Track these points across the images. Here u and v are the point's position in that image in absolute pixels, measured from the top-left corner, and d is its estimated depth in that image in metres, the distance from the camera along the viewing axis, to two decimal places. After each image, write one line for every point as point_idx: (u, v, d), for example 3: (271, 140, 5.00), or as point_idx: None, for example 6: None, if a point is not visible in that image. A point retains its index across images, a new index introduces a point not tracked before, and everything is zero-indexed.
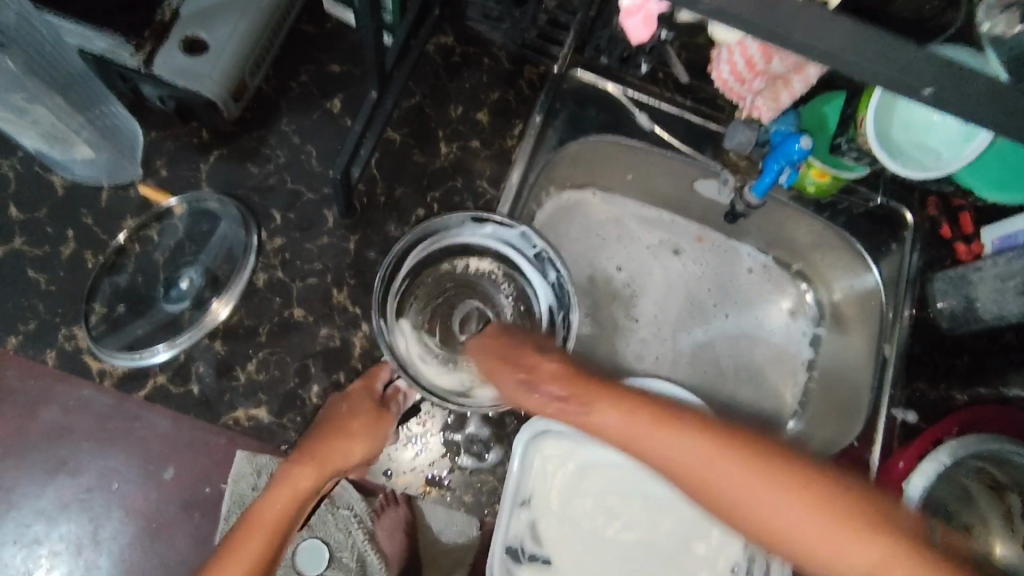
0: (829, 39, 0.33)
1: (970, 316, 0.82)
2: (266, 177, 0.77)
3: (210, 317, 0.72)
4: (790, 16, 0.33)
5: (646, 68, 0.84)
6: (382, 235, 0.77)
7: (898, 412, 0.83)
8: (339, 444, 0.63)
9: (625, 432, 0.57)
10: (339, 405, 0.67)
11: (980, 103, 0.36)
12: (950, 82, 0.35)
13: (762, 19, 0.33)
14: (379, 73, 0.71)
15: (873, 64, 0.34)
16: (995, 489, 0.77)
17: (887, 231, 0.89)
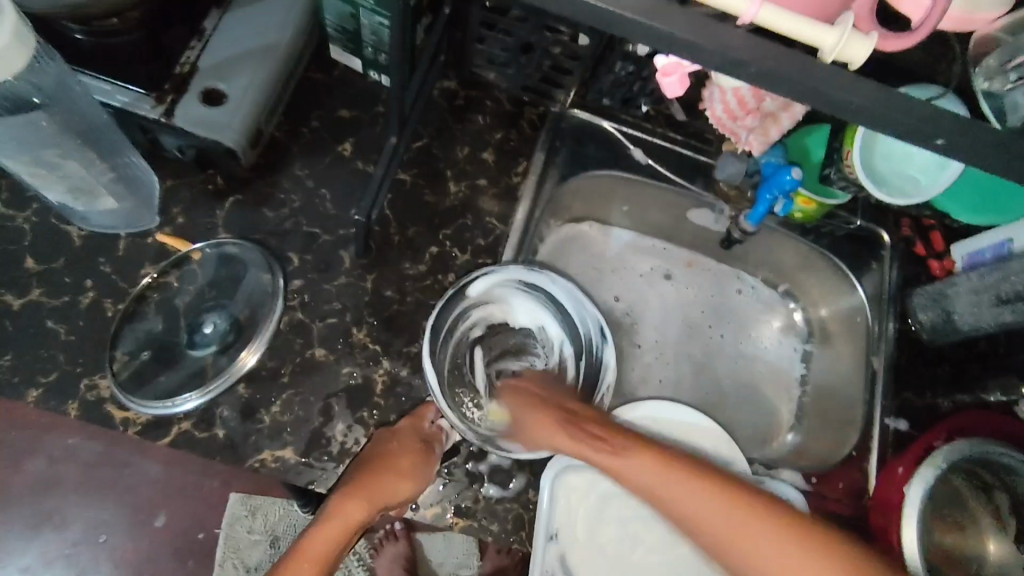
0: (857, 97, 0.39)
1: (948, 327, 0.89)
2: (281, 221, 0.79)
3: (238, 364, 0.73)
4: (825, 81, 0.39)
5: (643, 108, 0.90)
6: (397, 273, 0.80)
7: (890, 421, 0.88)
8: (387, 481, 0.67)
9: (615, 450, 0.66)
10: (387, 443, 0.70)
11: (976, 145, 0.41)
12: (956, 132, 0.41)
13: (801, 83, 0.39)
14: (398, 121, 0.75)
15: (890, 116, 0.40)
16: (983, 489, 0.83)
17: (866, 252, 0.95)
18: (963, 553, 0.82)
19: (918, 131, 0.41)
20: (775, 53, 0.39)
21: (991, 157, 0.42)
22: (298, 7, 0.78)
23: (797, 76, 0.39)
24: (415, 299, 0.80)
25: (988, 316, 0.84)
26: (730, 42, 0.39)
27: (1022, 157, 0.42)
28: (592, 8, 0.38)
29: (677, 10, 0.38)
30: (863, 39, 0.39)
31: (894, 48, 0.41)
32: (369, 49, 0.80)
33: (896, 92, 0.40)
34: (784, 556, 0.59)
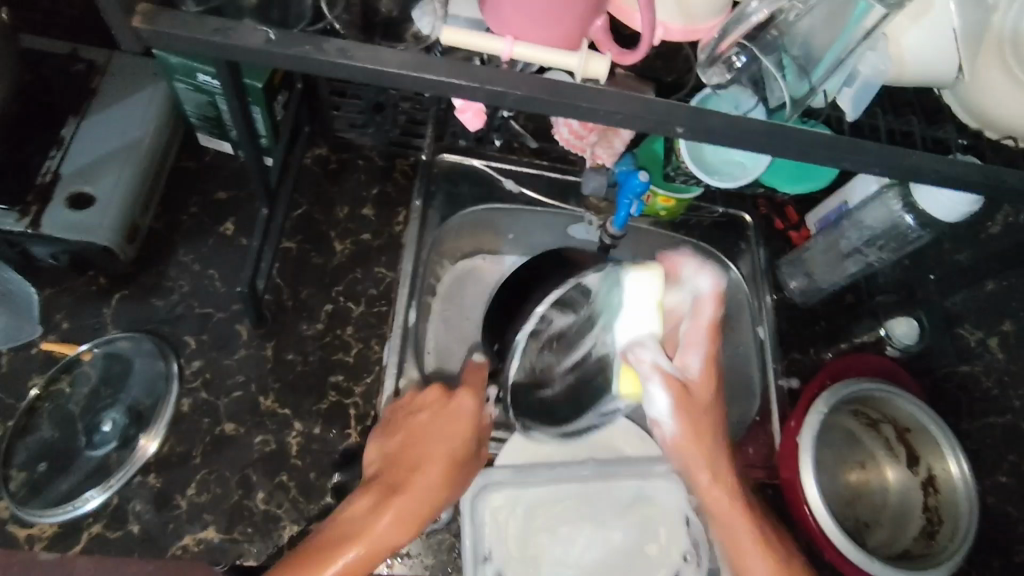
0: (605, 104, 0.47)
1: (815, 288, 0.99)
2: (172, 308, 0.80)
3: (139, 452, 0.73)
4: (576, 92, 0.47)
5: (499, 142, 0.97)
6: (296, 336, 0.83)
7: (783, 381, 0.96)
8: (430, 496, 0.67)
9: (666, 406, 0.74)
10: (443, 448, 0.70)
11: (720, 127, 0.50)
12: (694, 120, 0.49)
13: (556, 97, 0.46)
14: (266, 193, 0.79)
15: (637, 114, 0.48)
16: (872, 425, 0.91)
17: (733, 236, 1.05)
18: (867, 489, 0.89)
19: (659, 125, 0.49)
20: (528, 82, 0.46)
21: (731, 136, 0.50)
22: (156, 103, 0.81)
23: (554, 95, 0.46)
24: (317, 357, 0.82)
25: (839, 271, 0.96)
26: (494, 79, 0.46)
27: (757, 135, 0.50)
28: (382, 70, 0.45)
29: (442, 64, 0.46)
30: (599, 56, 0.49)
31: (633, 62, 0.49)
32: (232, 131, 0.84)
33: (636, 96, 0.48)
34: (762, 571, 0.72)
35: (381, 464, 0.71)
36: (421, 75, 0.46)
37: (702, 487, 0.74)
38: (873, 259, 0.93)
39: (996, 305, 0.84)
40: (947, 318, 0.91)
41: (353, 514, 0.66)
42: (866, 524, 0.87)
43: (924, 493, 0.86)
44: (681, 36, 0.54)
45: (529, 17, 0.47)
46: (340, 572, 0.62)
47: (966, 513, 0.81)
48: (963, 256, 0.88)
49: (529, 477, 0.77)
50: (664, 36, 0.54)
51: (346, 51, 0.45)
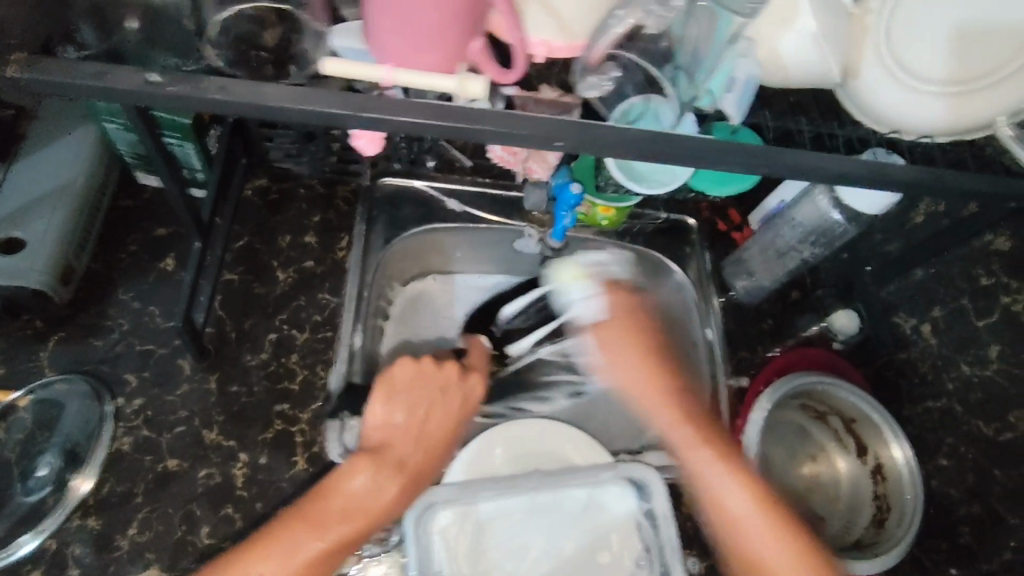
0: (469, 126, 0.49)
1: (758, 288, 1.01)
2: (111, 346, 0.80)
3: (72, 492, 0.73)
4: (436, 119, 0.49)
5: (432, 163, 0.98)
6: (239, 367, 0.83)
7: (732, 381, 0.98)
8: (427, 468, 0.72)
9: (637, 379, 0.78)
10: (430, 423, 0.74)
11: (600, 140, 0.51)
12: (572, 134, 0.50)
13: (439, 120, 0.49)
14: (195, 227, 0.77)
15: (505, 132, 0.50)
16: (819, 417, 0.92)
17: (678, 240, 1.06)
18: (818, 480, 0.90)
19: (541, 137, 0.50)
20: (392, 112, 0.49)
21: (616, 149, 0.51)
22: (87, 145, 0.81)
23: (419, 121, 0.49)
24: (261, 387, 0.82)
25: (778, 268, 0.98)
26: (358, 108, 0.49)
27: (643, 145, 0.52)
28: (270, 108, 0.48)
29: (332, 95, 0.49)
30: (474, 78, 0.49)
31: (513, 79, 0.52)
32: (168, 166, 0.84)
33: (519, 115, 0.50)
34: (734, 495, 0.71)
35: (383, 436, 0.72)
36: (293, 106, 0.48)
37: (688, 456, 0.74)
38: (808, 254, 0.94)
39: (925, 293, 0.86)
40: (884, 308, 0.93)
41: (339, 492, 0.67)
42: (821, 516, 0.88)
43: (872, 481, 0.87)
44: (566, 53, 0.56)
45: (406, 43, 0.48)
46: (330, 549, 0.64)
47: (911, 501, 0.81)
48: (892, 247, 0.92)
49: (478, 493, 0.77)
50: (549, 54, 0.56)
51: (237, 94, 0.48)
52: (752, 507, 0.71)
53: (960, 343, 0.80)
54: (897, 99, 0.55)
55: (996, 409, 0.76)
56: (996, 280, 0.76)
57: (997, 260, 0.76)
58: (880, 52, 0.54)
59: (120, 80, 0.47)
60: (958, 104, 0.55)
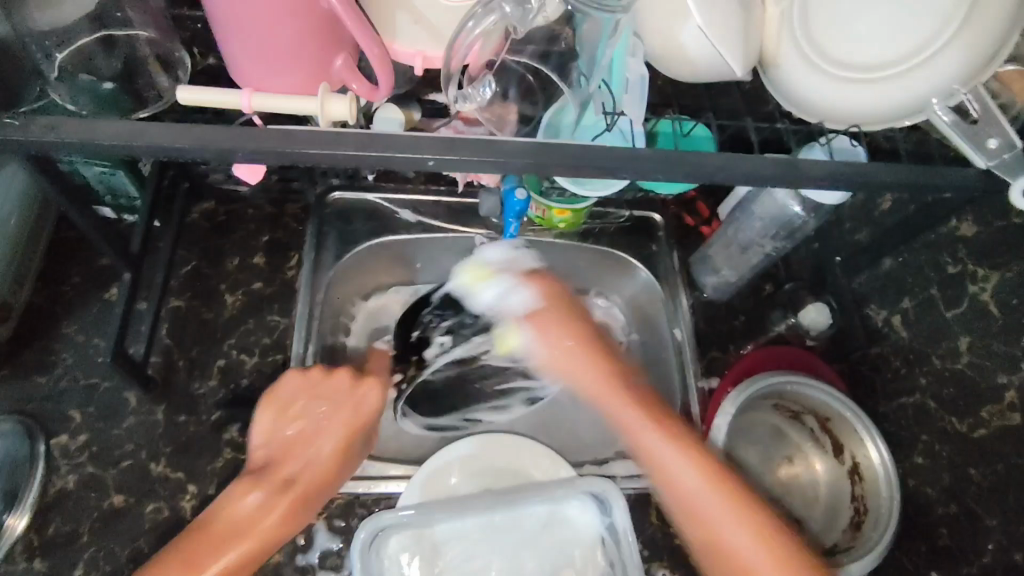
0: (340, 148, 0.45)
1: (728, 283, 0.97)
2: (56, 383, 0.79)
3: (7, 533, 0.72)
4: (303, 140, 0.45)
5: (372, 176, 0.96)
6: (187, 396, 0.81)
7: (704, 383, 0.94)
8: (320, 483, 0.70)
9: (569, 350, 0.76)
10: (319, 441, 0.71)
11: (483, 155, 0.46)
12: (448, 150, 0.46)
13: (282, 147, 0.45)
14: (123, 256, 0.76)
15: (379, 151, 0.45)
16: (796, 417, 0.88)
17: (644, 237, 1.03)
18: (798, 484, 0.86)
19: (415, 156, 0.45)
20: (255, 137, 0.45)
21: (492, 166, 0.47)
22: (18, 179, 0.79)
23: (283, 146, 0.45)
24: (210, 416, 0.81)
25: (743, 263, 0.94)
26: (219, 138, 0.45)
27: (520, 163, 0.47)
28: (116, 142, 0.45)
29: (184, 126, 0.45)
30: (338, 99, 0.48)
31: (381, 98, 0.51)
32: (108, 195, 0.83)
33: (378, 135, 0.46)
34: (685, 471, 0.68)
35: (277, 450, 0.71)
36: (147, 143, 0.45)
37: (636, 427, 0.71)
38: (770, 249, 0.91)
39: None
40: (856, 300, 0.89)
41: (228, 515, 0.66)
42: (798, 521, 0.84)
43: (851, 482, 0.83)
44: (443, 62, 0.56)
45: (263, 68, 0.49)
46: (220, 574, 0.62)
47: (889, 503, 0.77)
48: (862, 235, 0.88)
49: (431, 516, 0.75)
50: (427, 64, 0.56)
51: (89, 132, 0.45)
52: (700, 477, 0.68)
53: None
54: (811, 85, 0.53)
55: None
56: (963, 266, 0.76)
57: None
58: (797, 40, 0.52)
59: None
60: (882, 91, 0.52)
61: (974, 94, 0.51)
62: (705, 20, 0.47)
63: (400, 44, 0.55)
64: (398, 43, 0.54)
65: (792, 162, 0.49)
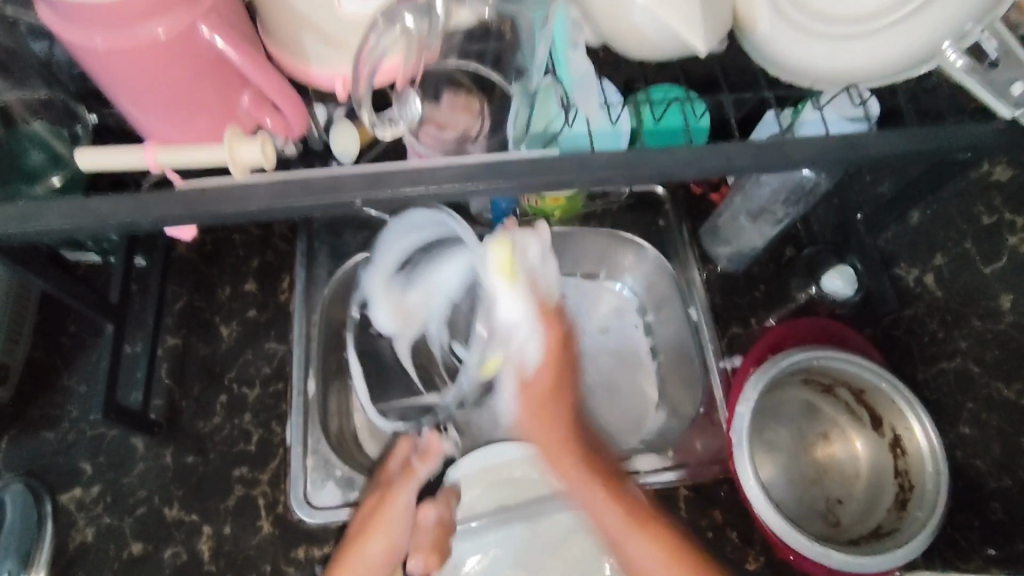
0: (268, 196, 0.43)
1: (742, 254, 0.91)
2: (64, 436, 0.79)
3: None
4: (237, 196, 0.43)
5: None
6: (193, 436, 0.80)
7: (725, 363, 0.89)
8: (364, 526, 0.70)
9: (546, 407, 0.69)
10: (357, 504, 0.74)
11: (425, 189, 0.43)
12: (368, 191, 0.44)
13: (191, 209, 0.43)
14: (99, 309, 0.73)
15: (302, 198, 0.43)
16: (828, 391, 0.83)
17: (650, 213, 0.97)
18: (833, 462, 0.81)
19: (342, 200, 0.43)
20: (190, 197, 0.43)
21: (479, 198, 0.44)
22: None
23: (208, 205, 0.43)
24: (218, 454, 0.80)
25: (756, 233, 0.87)
26: None
27: (451, 189, 0.44)
28: (46, 228, 0.43)
29: (102, 197, 0.44)
30: (249, 143, 0.44)
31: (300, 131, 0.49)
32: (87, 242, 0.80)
33: (295, 179, 0.44)
34: (606, 521, 0.70)
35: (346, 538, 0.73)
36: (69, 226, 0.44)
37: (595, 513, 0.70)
38: (783, 215, 0.84)
39: (925, 238, 0.75)
40: (884, 259, 0.82)
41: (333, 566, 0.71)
42: (837, 499, 0.80)
43: (893, 456, 0.77)
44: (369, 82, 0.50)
45: (163, 119, 0.46)
46: None
47: (934, 479, 0.72)
48: (884, 187, 0.80)
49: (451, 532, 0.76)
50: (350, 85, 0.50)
51: (17, 215, 0.44)
52: (625, 520, 0.69)
53: (967, 294, 0.70)
54: (802, 47, 0.46)
55: (1016, 367, 0.65)
56: (1000, 216, 0.65)
57: (998, 193, 0.64)
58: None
59: None
60: (872, 46, 0.45)
61: (990, 31, 0.45)
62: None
63: (316, 68, 0.49)
64: (314, 69, 0.49)
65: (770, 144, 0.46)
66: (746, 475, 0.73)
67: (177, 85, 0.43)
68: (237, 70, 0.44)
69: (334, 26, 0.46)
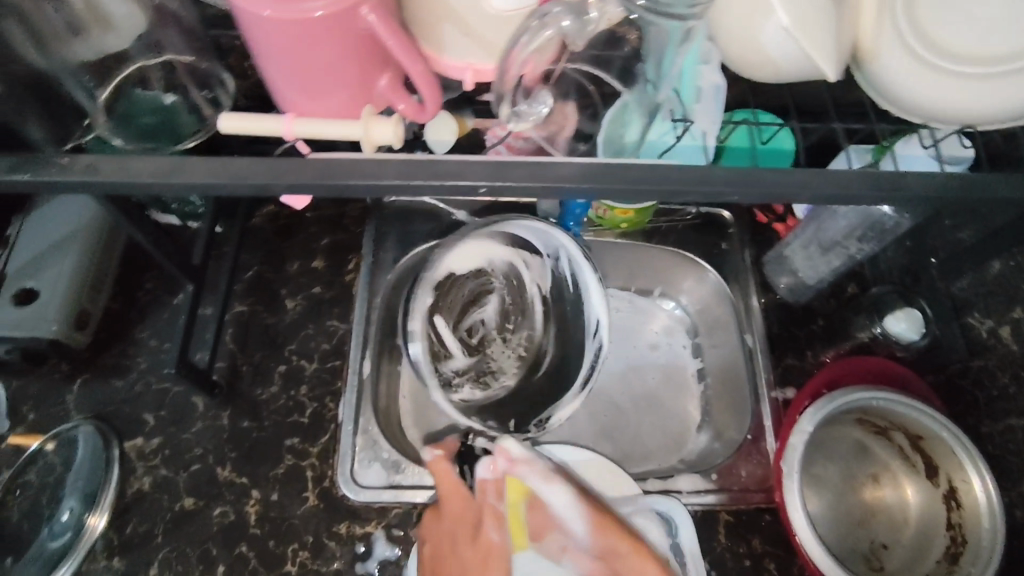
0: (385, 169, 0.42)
1: (804, 286, 0.90)
2: (131, 386, 0.82)
3: (88, 532, 0.75)
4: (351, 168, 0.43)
5: None
6: (251, 401, 0.83)
7: (778, 393, 0.87)
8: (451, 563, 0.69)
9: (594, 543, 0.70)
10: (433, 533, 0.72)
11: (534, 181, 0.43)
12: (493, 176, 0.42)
13: (305, 178, 0.42)
14: (183, 269, 0.77)
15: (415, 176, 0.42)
16: (881, 434, 0.82)
17: (714, 236, 0.97)
18: (881, 506, 0.80)
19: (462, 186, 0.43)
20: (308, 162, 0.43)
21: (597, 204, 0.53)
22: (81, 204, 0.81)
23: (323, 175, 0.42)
24: (272, 422, 0.82)
25: (823, 265, 0.87)
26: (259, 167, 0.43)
27: (572, 186, 0.43)
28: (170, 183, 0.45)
29: (243, 160, 0.43)
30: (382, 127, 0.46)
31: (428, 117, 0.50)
32: (173, 204, 0.84)
33: (420, 161, 0.43)
34: None
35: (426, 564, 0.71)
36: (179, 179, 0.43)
37: None
38: (855, 250, 0.84)
39: (1005, 288, 0.78)
40: (955, 307, 0.83)
41: None
42: (883, 545, 0.78)
43: (947, 509, 0.76)
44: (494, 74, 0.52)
45: (303, 90, 0.48)
46: None
47: (991, 535, 0.70)
48: (965, 233, 0.81)
49: None
50: (478, 77, 0.52)
51: (160, 169, 0.43)
52: None
53: None
54: (929, 84, 0.46)
55: None
56: None
57: None
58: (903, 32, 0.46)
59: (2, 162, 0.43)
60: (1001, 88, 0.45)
61: None
62: (790, 20, 0.43)
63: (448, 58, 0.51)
64: (446, 58, 0.50)
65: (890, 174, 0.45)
66: (793, 510, 0.72)
67: (331, 60, 0.45)
68: (388, 52, 0.46)
69: (478, 19, 0.48)
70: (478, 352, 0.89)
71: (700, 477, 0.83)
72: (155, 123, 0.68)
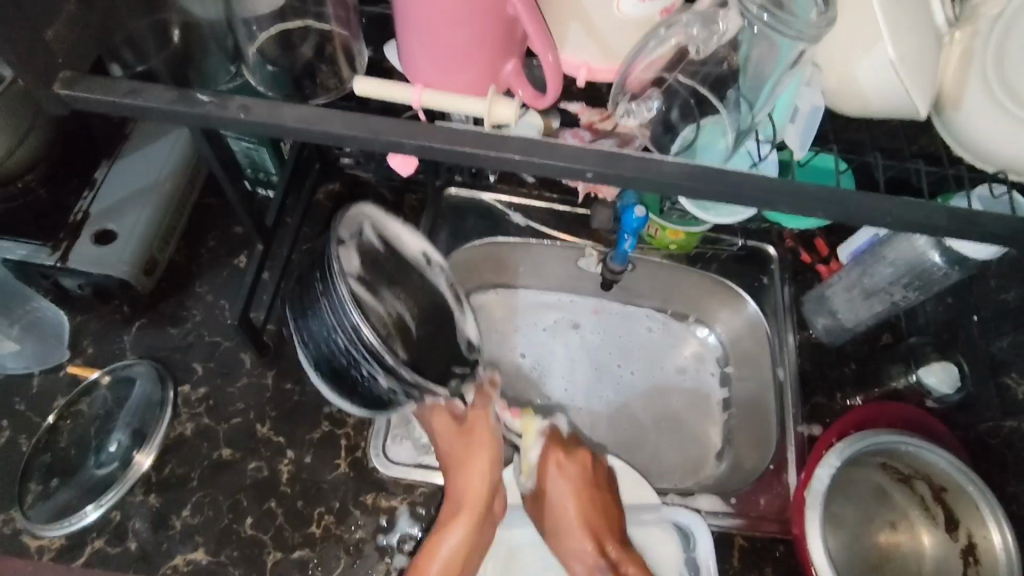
0: (493, 146, 0.46)
1: (843, 328, 0.92)
2: (185, 336, 0.86)
3: (133, 468, 0.78)
4: (467, 144, 0.46)
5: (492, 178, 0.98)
6: (295, 365, 0.86)
7: (804, 429, 0.88)
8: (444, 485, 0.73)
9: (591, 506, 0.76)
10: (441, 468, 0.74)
11: (629, 173, 0.46)
12: (601, 164, 0.46)
13: (420, 147, 0.46)
14: (257, 229, 0.80)
15: (521, 157, 0.46)
16: (904, 482, 0.83)
17: (755, 269, 0.98)
18: (898, 554, 0.80)
19: (569, 170, 0.46)
20: (430, 128, 0.46)
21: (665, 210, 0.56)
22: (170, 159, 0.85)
23: (439, 144, 0.46)
24: (314, 387, 0.84)
25: (863, 310, 0.90)
26: (382, 129, 0.46)
27: (669, 182, 0.46)
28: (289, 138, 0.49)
29: (377, 120, 0.47)
30: (505, 101, 0.49)
31: (546, 105, 0.53)
32: (249, 170, 0.88)
33: (534, 142, 0.46)
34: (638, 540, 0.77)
35: (453, 510, 0.71)
36: (309, 129, 0.46)
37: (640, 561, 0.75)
38: (899, 298, 0.87)
39: None
40: (991, 366, 0.82)
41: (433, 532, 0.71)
42: None
43: (963, 563, 0.76)
44: (605, 74, 0.59)
45: (436, 68, 0.52)
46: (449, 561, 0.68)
47: None
48: (1009, 296, 0.80)
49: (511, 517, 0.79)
50: (590, 76, 0.59)
51: (307, 116, 0.47)
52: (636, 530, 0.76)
53: None
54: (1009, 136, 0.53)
55: None
56: None
57: None
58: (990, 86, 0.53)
59: (140, 97, 0.47)
60: None
61: None
62: (895, 54, 0.50)
63: (565, 54, 0.58)
64: (565, 53, 0.57)
65: (966, 215, 0.47)
66: (811, 545, 0.74)
67: (473, 41, 0.49)
68: (523, 35, 0.51)
69: (602, 20, 0.54)
70: (433, 330, 0.73)
71: (719, 500, 0.84)
72: (289, 72, 0.61)
